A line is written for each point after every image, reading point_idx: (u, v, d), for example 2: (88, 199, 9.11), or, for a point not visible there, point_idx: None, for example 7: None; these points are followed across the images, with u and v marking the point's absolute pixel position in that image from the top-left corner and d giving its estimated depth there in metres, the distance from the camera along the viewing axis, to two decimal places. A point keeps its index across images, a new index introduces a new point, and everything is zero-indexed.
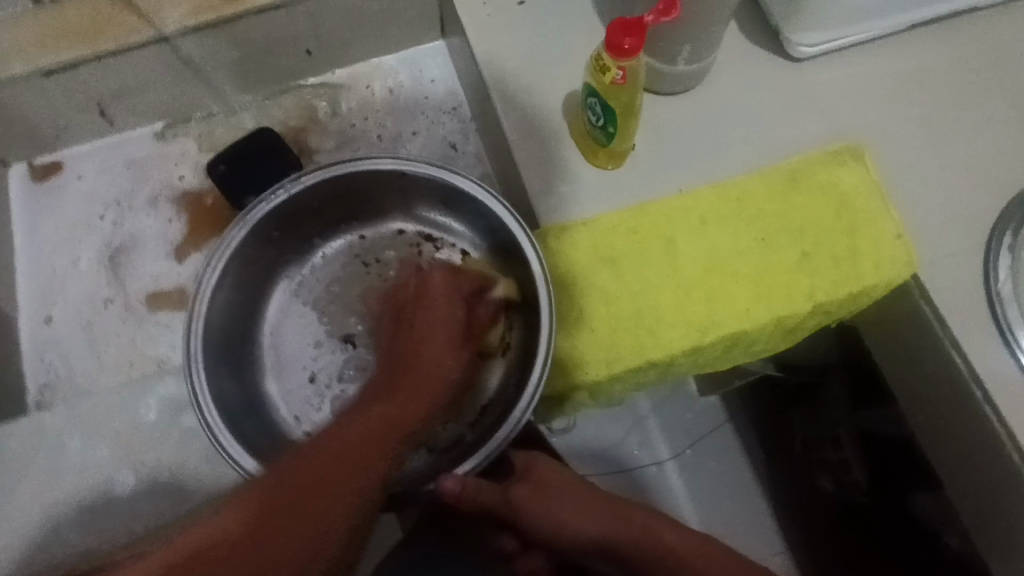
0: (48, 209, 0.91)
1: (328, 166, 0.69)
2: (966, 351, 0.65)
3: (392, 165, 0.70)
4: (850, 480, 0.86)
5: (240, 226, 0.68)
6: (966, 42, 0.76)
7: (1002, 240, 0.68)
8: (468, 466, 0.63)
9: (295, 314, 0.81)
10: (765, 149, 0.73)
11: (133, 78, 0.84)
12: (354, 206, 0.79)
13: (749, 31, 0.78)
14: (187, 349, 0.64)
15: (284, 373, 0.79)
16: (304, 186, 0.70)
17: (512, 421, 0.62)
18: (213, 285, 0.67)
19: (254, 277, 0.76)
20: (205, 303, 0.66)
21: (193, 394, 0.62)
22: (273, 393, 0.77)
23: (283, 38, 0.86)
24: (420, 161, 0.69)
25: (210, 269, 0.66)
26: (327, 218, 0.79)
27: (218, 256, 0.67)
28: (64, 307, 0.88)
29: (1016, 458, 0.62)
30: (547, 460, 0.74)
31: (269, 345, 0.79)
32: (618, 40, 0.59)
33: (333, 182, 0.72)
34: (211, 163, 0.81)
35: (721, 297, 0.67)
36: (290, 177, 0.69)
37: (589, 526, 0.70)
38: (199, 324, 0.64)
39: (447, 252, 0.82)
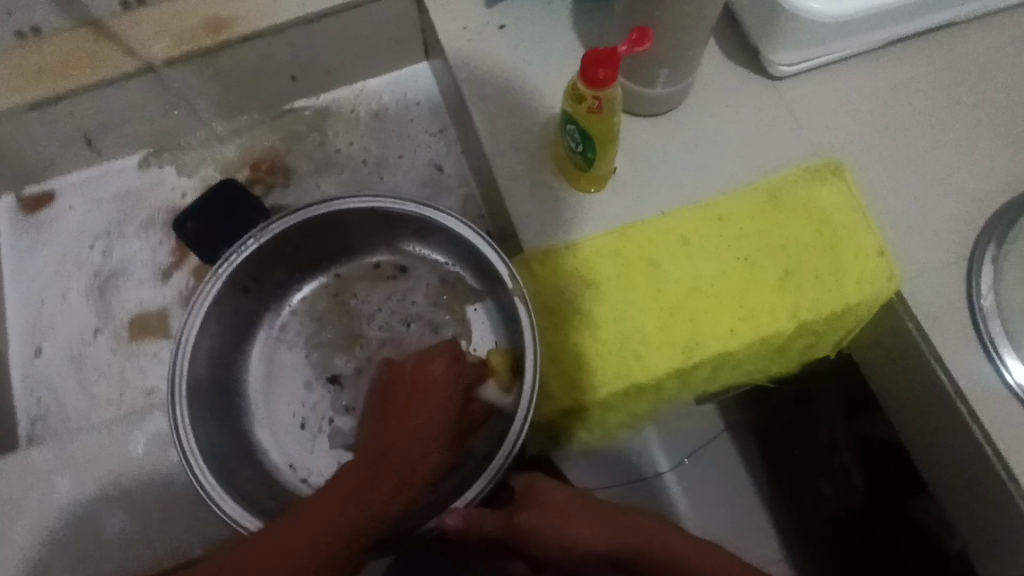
0: (38, 240, 0.91)
1: (294, 212, 0.70)
2: (950, 366, 0.65)
3: (362, 204, 0.71)
4: (848, 487, 0.89)
5: (212, 279, 0.69)
6: (945, 57, 0.77)
7: (984, 254, 0.69)
8: (469, 496, 0.63)
9: (280, 356, 0.81)
10: (748, 167, 0.74)
11: (118, 110, 0.84)
12: (330, 246, 0.79)
13: (729, 50, 0.78)
14: (173, 394, 0.64)
15: (275, 420, 0.79)
16: (274, 233, 0.71)
17: (509, 442, 0.62)
18: (194, 339, 0.68)
19: (237, 318, 0.76)
20: (187, 356, 0.66)
21: (178, 439, 0.63)
22: (265, 440, 0.77)
23: (267, 66, 0.87)
24: (393, 199, 0.70)
25: (189, 323, 0.67)
26: (304, 259, 0.79)
27: (194, 310, 0.68)
28: (55, 340, 0.88)
29: (1005, 478, 0.62)
30: (549, 477, 0.73)
31: (257, 395, 0.79)
32: (593, 70, 0.60)
33: (304, 227, 0.73)
34: (178, 220, 0.85)
35: (707, 318, 0.68)
36: (258, 227, 0.70)
37: (595, 543, 0.66)
38: (182, 374, 0.65)
39: (424, 277, 0.82)
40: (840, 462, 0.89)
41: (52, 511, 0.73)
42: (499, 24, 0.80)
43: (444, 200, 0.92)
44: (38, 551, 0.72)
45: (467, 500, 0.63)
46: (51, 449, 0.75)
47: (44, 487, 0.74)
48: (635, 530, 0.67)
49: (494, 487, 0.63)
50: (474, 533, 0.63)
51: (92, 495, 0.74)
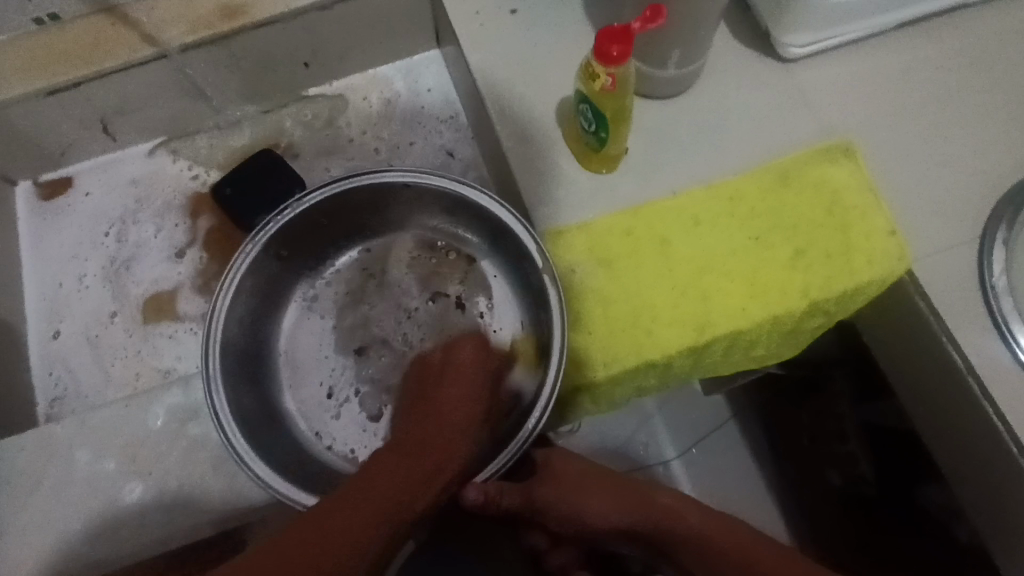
0: (54, 225, 0.92)
1: (334, 182, 0.70)
2: (961, 344, 0.65)
3: (396, 177, 0.71)
4: (857, 475, 0.85)
5: (250, 246, 0.69)
6: (955, 39, 0.77)
7: (994, 236, 0.69)
8: (490, 471, 0.64)
9: (307, 326, 0.82)
10: (760, 147, 0.74)
11: (134, 96, 0.85)
12: (361, 222, 0.80)
13: (740, 33, 0.79)
14: (207, 355, 0.65)
15: (301, 388, 0.80)
16: (311, 203, 0.71)
17: (527, 427, 0.62)
18: (227, 309, 0.69)
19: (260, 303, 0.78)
20: (221, 324, 0.67)
21: (213, 407, 0.63)
22: (291, 407, 0.79)
23: (281, 52, 0.87)
24: (424, 172, 0.70)
25: (223, 295, 0.68)
26: (335, 233, 0.80)
27: (231, 278, 0.68)
28: (72, 321, 0.89)
29: (1014, 451, 0.62)
30: (565, 450, 0.74)
31: (283, 362, 0.81)
32: (606, 47, 0.60)
33: (335, 200, 0.73)
34: (216, 186, 0.86)
35: (719, 296, 0.68)
36: (297, 197, 0.70)
37: (612, 514, 0.68)
38: (219, 339, 0.65)
39: (446, 258, 0.83)
40: (846, 453, 0.85)
41: (71, 486, 0.74)
42: (510, 9, 0.81)
43: None
44: (55, 526, 0.73)
45: (486, 475, 0.64)
46: (73, 424, 0.76)
47: (64, 463, 0.75)
48: (649, 506, 0.68)
49: (514, 462, 0.63)
50: (494, 506, 0.64)
51: (110, 470, 0.75)
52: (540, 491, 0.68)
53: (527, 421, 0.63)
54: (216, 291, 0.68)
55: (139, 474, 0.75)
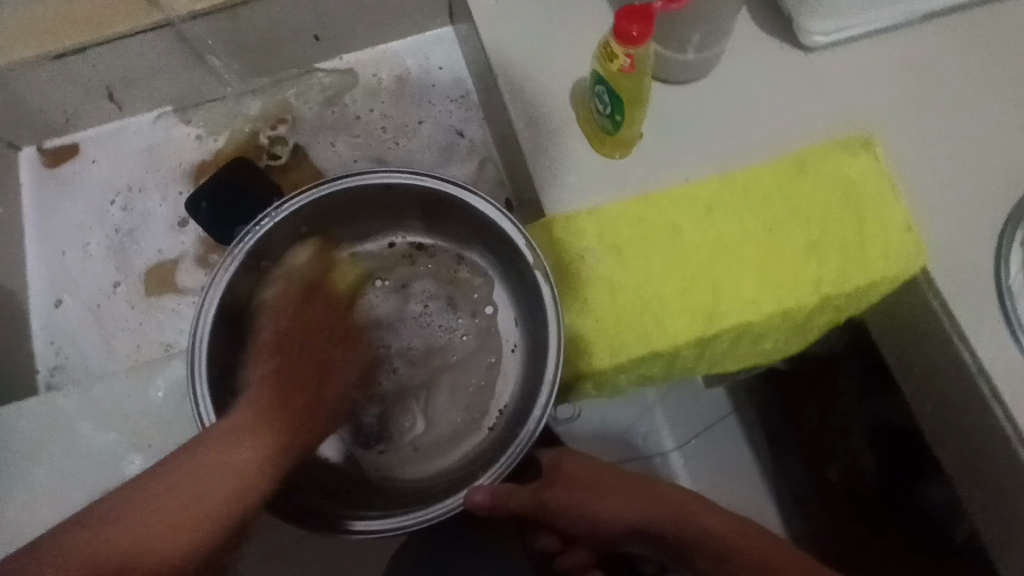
0: (57, 193, 0.91)
1: (312, 189, 0.66)
2: (973, 344, 0.64)
3: (384, 180, 0.67)
4: (857, 471, 0.84)
5: (231, 257, 0.65)
6: (983, 31, 0.75)
7: (1013, 236, 0.67)
8: (492, 475, 0.62)
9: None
10: (776, 137, 0.73)
11: (141, 64, 0.84)
12: (342, 226, 0.76)
13: (760, 18, 0.77)
14: (194, 368, 0.62)
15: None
16: (289, 212, 0.67)
17: (530, 425, 0.61)
18: (212, 322, 0.64)
19: None
20: (207, 338, 0.63)
21: (200, 419, 0.60)
22: None
23: (290, 23, 0.86)
24: (414, 175, 0.66)
25: (206, 309, 0.63)
26: (317, 238, 0.76)
27: (213, 292, 0.64)
28: (74, 291, 0.89)
29: (1022, 455, 0.61)
30: (576, 453, 0.74)
31: None
32: (626, 26, 0.59)
33: (317, 205, 0.69)
34: (191, 200, 0.86)
35: (729, 287, 0.67)
36: (274, 205, 0.66)
37: (625, 515, 0.67)
38: (206, 333, 0.62)
39: (442, 256, 0.80)
40: (850, 447, 0.84)
41: (71, 456, 0.74)
42: None
43: (463, 166, 0.92)
44: (52, 496, 0.73)
45: (488, 481, 0.62)
46: (74, 394, 0.76)
47: (64, 431, 0.75)
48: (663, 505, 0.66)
49: (510, 471, 0.62)
50: (503, 509, 0.63)
51: (111, 442, 0.75)
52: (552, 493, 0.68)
53: (531, 412, 0.62)
54: (200, 304, 0.63)
55: (139, 446, 0.75)
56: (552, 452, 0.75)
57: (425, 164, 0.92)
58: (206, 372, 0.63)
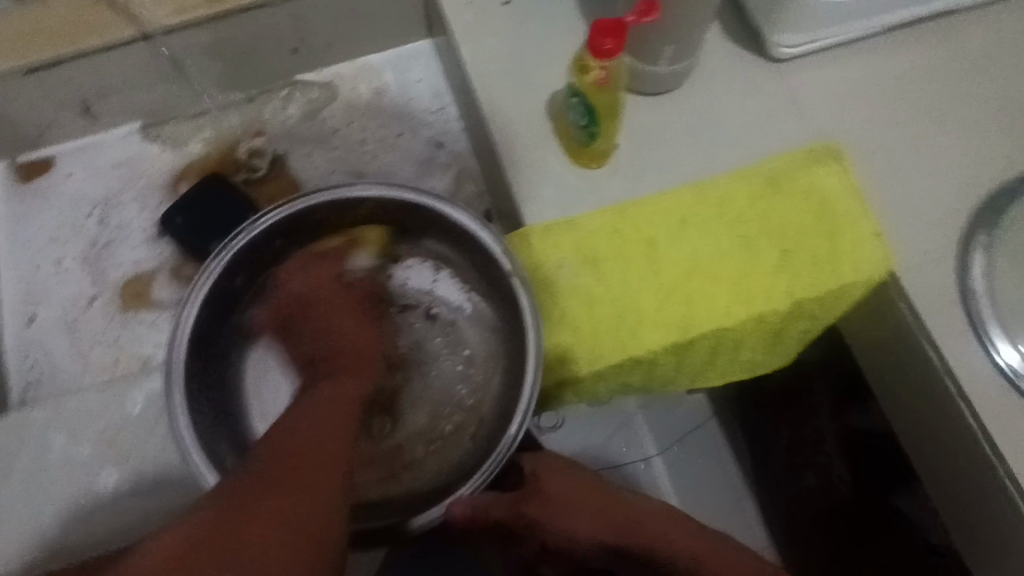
0: (32, 207, 0.90)
1: (287, 203, 0.67)
2: (940, 346, 0.66)
3: (360, 194, 0.68)
4: (832, 481, 0.84)
5: (207, 273, 0.65)
6: (943, 44, 0.78)
7: (975, 242, 0.70)
8: (473, 484, 0.61)
9: (275, 358, 0.79)
10: (747, 147, 0.75)
11: (117, 76, 0.83)
12: (321, 238, 0.77)
13: (731, 33, 0.79)
14: (169, 382, 0.61)
15: (273, 417, 0.78)
16: (265, 226, 0.68)
17: (507, 437, 0.61)
18: (189, 338, 0.64)
19: (235, 309, 0.74)
20: (184, 353, 0.63)
21: (175, 432, 0.60)
22: (262, 434, 0.76)
23: (269, 36, 0.86)
24: (390, 189, 0.67)
25: (182, 326, 0.63)
26: None
27: (189, 308, 0.64)
28: (49, 306, 0.87)
29: (988, 453, 0.64)
30: (560, 460, 0.73)
31: (251, 393, 0.78)
32: (599, 41, 0.61)
33: (295, 219, 0.70)
34: (166, 216, 0.86)
35: (703, 296, 0.69)
36: (250, 219, 0.66)
37: (597, 533, 0.70)
38: (182, 346, 0.62)
39: (421, 269, 0.81)
40: (824, 458, 0.84)
41: (47, 473, 0.78)
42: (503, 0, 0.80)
43: (443, 178, 0.93)
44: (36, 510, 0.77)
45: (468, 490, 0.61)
46: (46, 411, 0.79)
47: (38, 450, 0.78)
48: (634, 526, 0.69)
49: (497, 473, 0.62)
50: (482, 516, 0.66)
51: (85, 457, 0.78)
52: (529, 509, 0.69)
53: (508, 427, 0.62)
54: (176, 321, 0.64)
55: (115, 461, 0.79)
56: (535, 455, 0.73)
57: (405, 176, 0.93)
58: (183, 385, 0.63)
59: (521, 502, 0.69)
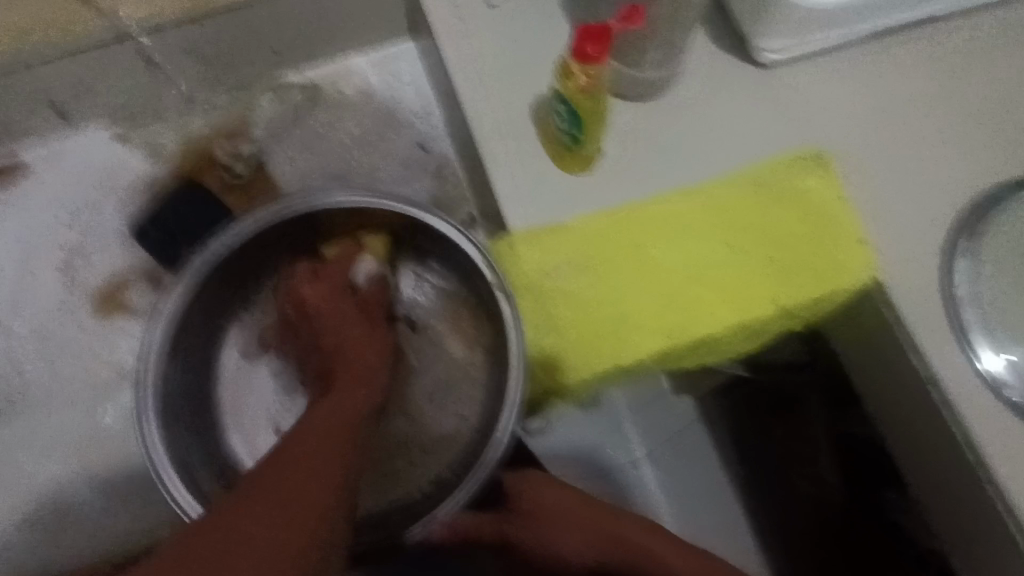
0: (2, 211, 0.88)
1: (268, 210, 0.66)
2: (924, 352, 0.66)
3: (341, 202, 0.66)
4: (819, 479, 0.89)
5: (184, 279, 0.64)
6: (926, 49, 0.78)
7: (957, 248, 0.70)
8: (456, 500, 0.61)
9: (255, 370, 0.79)
10: (732, 152, 0.74)
11: (90, 77, 0.81)
12: (302, 245, 0.76)
13: (716, 37, 0.78)
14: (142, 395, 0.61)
15: (248, 430, 0.77)
16: (246, 233, 0.66)
17: (492, 448, 0.61)
18: (164, 349, 0.63)
19: (211, 318, 0.73)
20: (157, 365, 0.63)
21: (146, 444, 0.60)
22: (238, 445, 0.76)
23: (248, 37, 0.84)
24: (372, 196, 0.66)
25: (155, 336, 0.63)
26: (275, 259, 0.75)
27: (164, 317, 0.63)
28: (20, 314, 0.85)
29: (972, 460, 0.64)
30: (545, 477, 0.72)
31: (227, 404, 0.77)
32: (582, 46, 0.61)
33: (275, 226, 0.69)
34: (138, 229, 0.85)
35: (688, 301, 0.68)
36: (231, 225, 0.65)
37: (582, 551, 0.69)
38: (155, 356, 0.61)
39: (404, 276, 0.79)
40: (812, 455, 0.89)
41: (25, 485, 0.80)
42: (486, 2, 0.79)
43: (426, 182, 0.91)
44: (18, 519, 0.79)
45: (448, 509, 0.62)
46: (21, 423, 0.82)
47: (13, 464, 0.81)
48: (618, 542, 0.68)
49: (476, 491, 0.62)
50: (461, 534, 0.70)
51: (58, 471, 0.80)
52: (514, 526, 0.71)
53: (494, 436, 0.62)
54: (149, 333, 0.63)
55: (89, 476, 0.80)
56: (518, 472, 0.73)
57: (386, 180, 0.91)
58: (156, 395, 0.62)
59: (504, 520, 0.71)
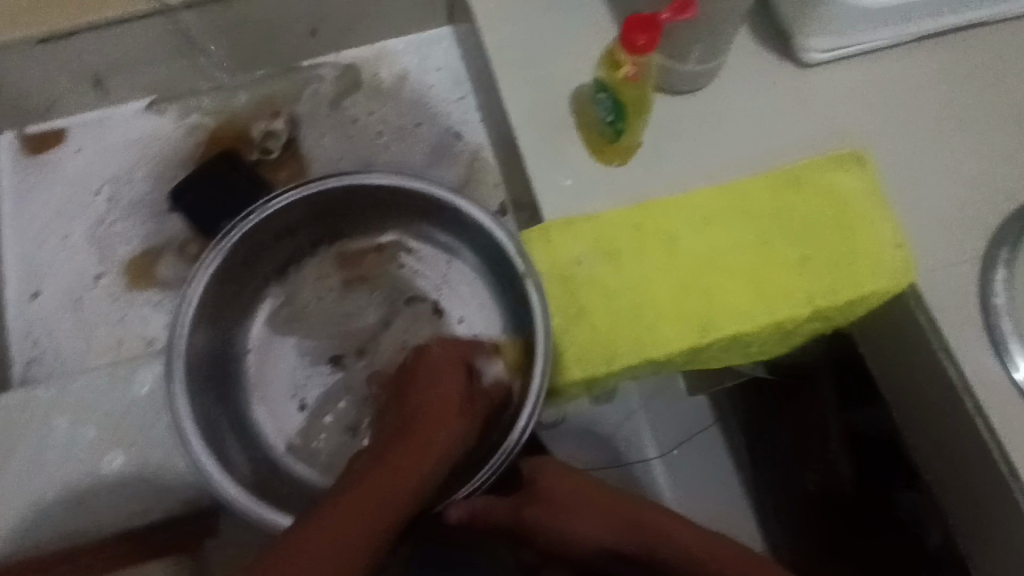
0: (38, 181, 0.88)
1: (300, 186, 0.65)
2: (958, 359, 0.65)
3: (372, 179, 0.65)
4: (834, 477, 0.84)
5: (214, 251, 0.63)
6: (972, 54, 0.77)
7: (997, 256, 0.69)
8: (473, 483, 0.60)
9: (278, 343, 0.76)
10: (771, 149, 0.74)
11: (130, 50, 0.82)
12: (333, 224, 0.75)
13: (760, 33, 0.78)
14: (170, 357, 0.60)
15: (273, 402, 0.74)
16: (276, 208, 0.65)
17: (512, 437, 0.60)
18: (190, 325, 0.62)
19: (235, 298, 0.72)
20: (185, 331, 0.61)
21: (175, 417, 0.58)
22: (262, 420, 0.73)
23: (287, 16, 0.85)
24: (404, 176, 0.65)
25: (183, 310, 0.61)
26: (303, 238, 0.74)
27: (192, 287, 0.62)
28: (53, 282, 0.86)
29: (1002, 468, 0.62)
30: (557, 464, 0.71)
31: (253, 380, 0.75)
32: (633, 35, 0.60)
33: (307, 201, 0.68)
34: (176, 191, 0.84)
35: (722, 297, 0.68)
36: (261, 200, 0.64)
37: (596, 537, 0.67)
38: (184, 322, 0.60)
39: (431, 259, 0.78)
40: (829, 455, 0.84)
41: None
42: None
43: (458, 168, 0.91)
44: None
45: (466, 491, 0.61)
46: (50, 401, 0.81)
47: None
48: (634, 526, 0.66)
49: (493, 478, 0.61)
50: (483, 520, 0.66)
51: None
52: (527, 511, 0.68)
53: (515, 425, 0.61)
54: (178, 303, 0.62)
55: None
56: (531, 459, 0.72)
57: (419, 166, 0.91)
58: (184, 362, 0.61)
59: (521, 506, 0.68)
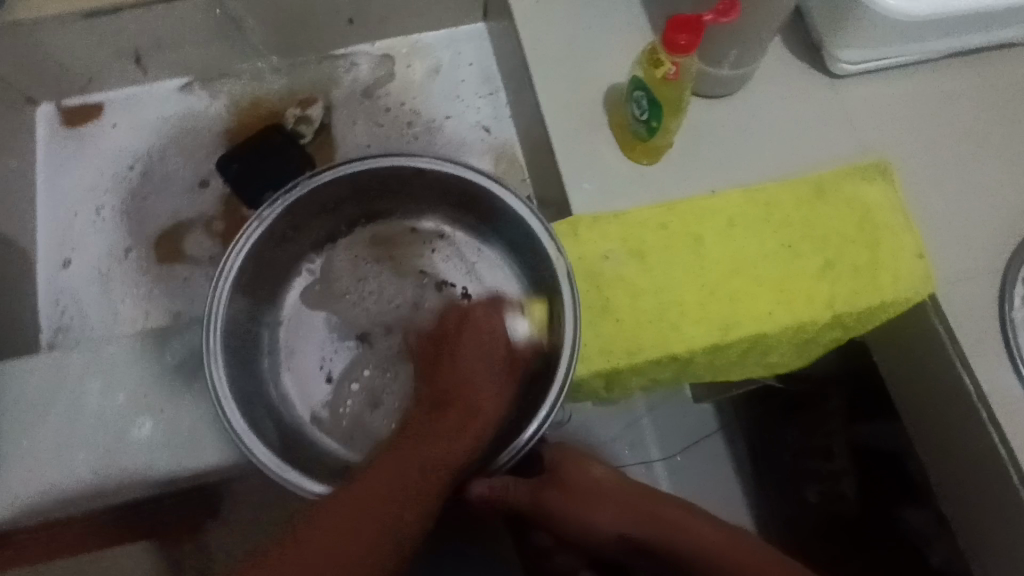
0: (73, 152, 0.90)
1: (347, 162, 0.66)
2: (975, 369, 0.66)
3: (413, 162, 0.67)
4: (837, 491, 0.87)
5: (257, 222, 0.65)
6: (998, 74, 0.78)
7: (1016, 272, 0.70)
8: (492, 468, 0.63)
9: (308, 316, 0.78)
10: (799, 156, 0.75)
11: (172, 27, 0.84)
12: (369, 204, 0.76)
13: (791, 44, 0.79)
14: (206, 324, 0.61)
15: (300, 372, 0.76)
16: (323, 182, 0.67)
17: (522, 438, 0.61)
18: (227, 297, 0.64)
19: (269, 272, 0.73)
20: (223, 299, 0.63)
21: (211, 384, 0.60)
22: (290, 393, 0.75)
23: (326, 3, 0.87)
24: (444, 161, 0.67)
25: (222, 280, 0.63)
26: (338, 216, 0.76)
27: (234, 255, 0.63)
28: (83, 253, 0.87)
29: (1015, 478, 0.63)
30: (581, 456, 0.72)
31: (283, 350, 0.76)
32: (674, 35, 0.61)
33: (350, 179, 0.69)
34: (221, 162, 0.86)
35: (745, 299, 0.69)
36: (307, 173, 0.66)
37: (614, 525, 0.67)
38: (222, 294, 0.61)
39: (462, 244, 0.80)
40: (833, 469, 0.87)
41: None
42: None
43: (486, 162, 0.92)
44: None
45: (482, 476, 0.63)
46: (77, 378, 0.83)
47: None
48: (654, 518, 0.67)
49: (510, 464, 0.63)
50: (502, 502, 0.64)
51: None
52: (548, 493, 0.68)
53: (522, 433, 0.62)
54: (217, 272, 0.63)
55: None
56: (554, 449, 0.74)
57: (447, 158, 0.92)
58: (220, 329, 0.63)
59: (540, 489, 0.68)
